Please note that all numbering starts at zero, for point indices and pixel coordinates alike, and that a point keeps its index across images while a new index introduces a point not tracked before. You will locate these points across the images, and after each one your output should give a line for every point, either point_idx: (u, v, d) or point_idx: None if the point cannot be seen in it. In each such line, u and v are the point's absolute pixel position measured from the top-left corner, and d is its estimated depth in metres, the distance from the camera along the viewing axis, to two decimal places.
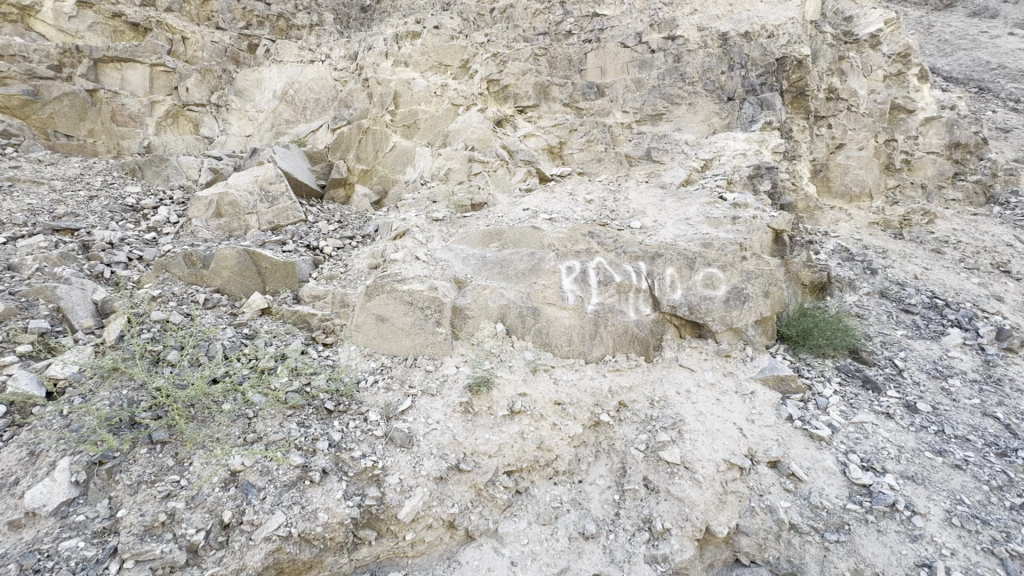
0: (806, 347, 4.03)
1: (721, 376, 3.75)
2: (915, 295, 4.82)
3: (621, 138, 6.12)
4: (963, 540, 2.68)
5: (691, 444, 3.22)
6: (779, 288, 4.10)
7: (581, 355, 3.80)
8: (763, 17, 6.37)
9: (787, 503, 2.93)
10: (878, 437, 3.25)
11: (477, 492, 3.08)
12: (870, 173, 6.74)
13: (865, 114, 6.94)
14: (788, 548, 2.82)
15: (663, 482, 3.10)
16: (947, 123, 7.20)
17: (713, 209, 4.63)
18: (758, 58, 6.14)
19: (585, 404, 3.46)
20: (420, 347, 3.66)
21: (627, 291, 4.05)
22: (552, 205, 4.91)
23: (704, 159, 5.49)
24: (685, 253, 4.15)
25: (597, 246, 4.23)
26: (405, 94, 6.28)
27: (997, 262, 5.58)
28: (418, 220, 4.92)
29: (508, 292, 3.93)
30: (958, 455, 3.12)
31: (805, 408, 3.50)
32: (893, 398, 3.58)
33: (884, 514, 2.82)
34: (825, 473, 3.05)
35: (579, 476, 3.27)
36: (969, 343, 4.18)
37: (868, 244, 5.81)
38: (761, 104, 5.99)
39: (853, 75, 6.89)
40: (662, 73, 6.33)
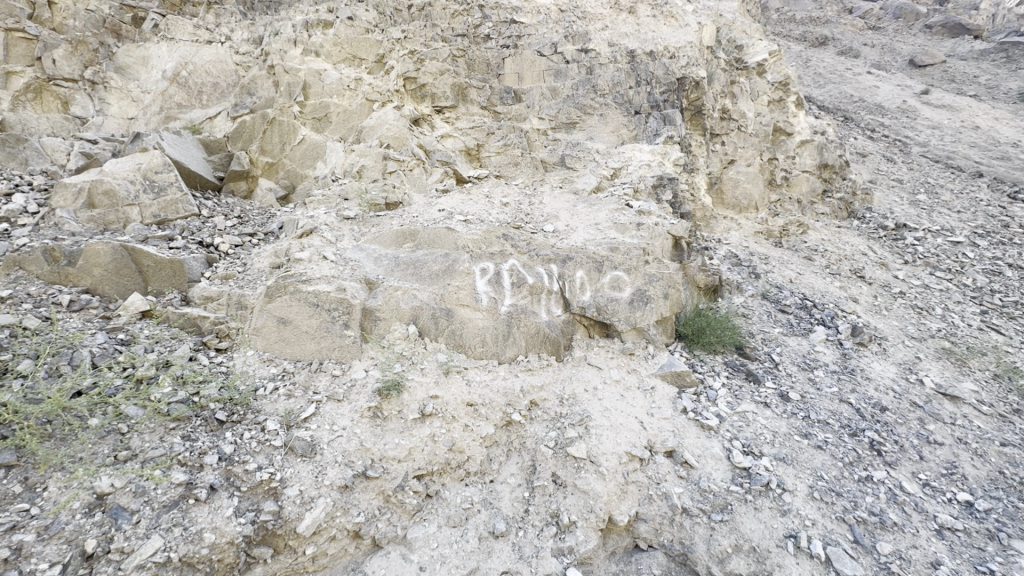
0: (699, 345, 4.40)
1: (626, 373, 3.98)
2: (789, 296, 5.44)
3: (537, 143, 6.27)
4: (822, 511, 3.05)
5: (596, 438, 3.37)
6: (678, 290, 4.41)
7: (494, 356, 3.85)
8: (665, 39, 6.95)
9: (680, 489, 3.17)
10: (757, 425, 3.62)
11: (386, 499, 3.01)
12: (756, 187, 7.50)
13: (753, 134, 7.73)
14: (681, 530, 3.03)
15: (570, 476, 3.21)
16: (818, 146, 8.20)
17: (621, 216, 4.91)
18: (661, 77, 6.64)
19: (497, 404, 3.51)
20: (327, 351, 3.50)
21: (539, 293, 4.16)
22: (468, 206, 4.93)
23: (613, 168, 5.81)
24: (594, 256, 4.35)
25: (511, 249, 4.31)
26: (315, 85, 5.94)
27: (855, 268, 6.44)
28: (328, 218, 4.72)
29: (421, 293, 3.88)
30: (819, 437, 3.56)
31: (697, 401, 3.81)
32: (770, 388, 4.01)
33: (760, 493, 3.14)
34: (713, 459, 3.33)
35: (490, 476, 3.30)
36: (831, 339, 4.80)
37: (753, 251, 6.46)
38: (665, 118, 6.43)
39: (741, 98, 7.70)
40: (576, 83, 6.61)
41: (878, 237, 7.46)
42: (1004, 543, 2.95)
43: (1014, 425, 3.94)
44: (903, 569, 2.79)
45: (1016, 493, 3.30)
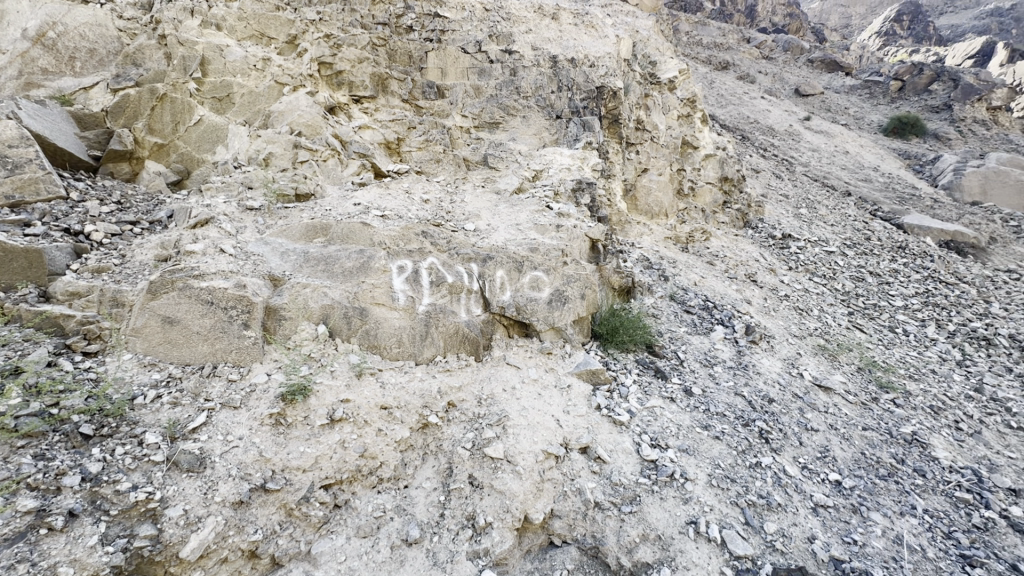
0: (614, 344, 4.58)
1: (544, 372, 4.03)
2: (694, 298, 5.85)
3: (459, 141, 6.21)
4: (718, 497, 3.28)
5: (513, 438, 3.38)
6: (593, 291, 4.59)
7: (411, 356, 3.73)
8: (586, 48, 7.26)
9: (592, 484, 3.26)
10: (663, 418, 3.83)
11: (288, 513, 2.79)
12: (666, 196, 7.97)
13: (664, 145, 8.24)
14: (593, 524, 3.10)
15: (486, 477, 3.17)
16: (719, 161, 8.97)
17: (541, 217, 4.99)
18: (581, 84, 6.93)
19: (412, 407, 3.40)
20: (222, 353, 3.18)
21: (458, 292, 4.09)
22: (386, 201, 4.75)
23: (535, 170, 5.90)
24: (514, 256, 4.36)
25: (430, 246, 4.21)
26: (215, 61, 5.37)
27: (749, 273, 7.08)
28: (228, 207, 4.31)
29: (333, 292, 3.66)
30: (717, 428, 3.84)
31: (611, 397, 3.95)
32: (676, 383, 4.28)
33: (666, 483, 3.31)
34: (623, 454, 3.48)
35: (404, 481, 3.18)
36: (728, 337, 5.23)
37: (663, 255, 6.85)
38: (584, 124, 6.68)
39: (654, 111, 8.17)
40: (499, 83, 6.64)
41: (768, 245, 8.26)
42: (864, 514, 3.36)
43: (872, 411, 4.52)
44: (785, 545, 3.05)
45: (874, 470, 3.78)
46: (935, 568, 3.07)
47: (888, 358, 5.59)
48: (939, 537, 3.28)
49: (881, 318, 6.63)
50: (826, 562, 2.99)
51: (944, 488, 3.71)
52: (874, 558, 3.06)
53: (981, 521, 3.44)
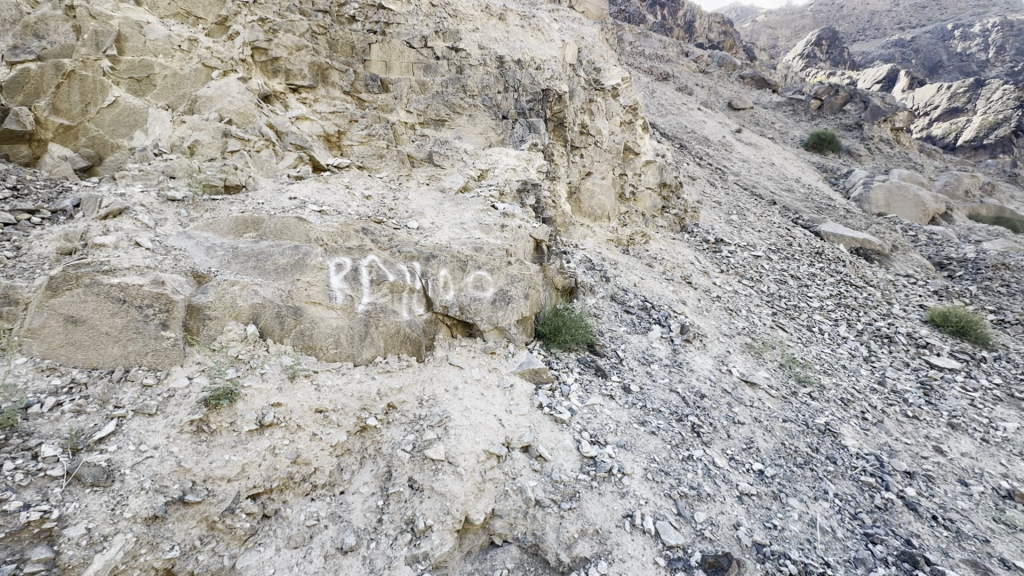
0: (556, 343, 4.65)
1: (487, 372, 4.02)
2: (633, 299, 6.05)
3: (403, 137, 6.07)
4: (654, 490, 3.40)
5: (455, 439, 3.34)
6: (536, 291, 4.64)
7: (349, 357, 3.61)
8: (532, 51, 7.38)
9: (534, 482, 3.28)
10: (603, 416, 3.93)
11: (210, 526, 2.61)
12: (608, 199, 8.18)
13: (607, 150, 8.49)
14: (533, 522, 3.12)
15: (427, 480, 3.12)
16: (658, 167, 9.37)
17: (486, 217, 4.98)
18: (527, 86, 7.03)
19: (350, 409, 3.30)
20: (136, 356, 2.91)
21: (400, 291, 4.00)
22: (324, 196, 4.56)
23: (480, 170, 5.88)
24: (458, 255, 4.32)
25: (371, 244, 4.09)
26: (134, 38, 4.92)
27: (685, 275, 7.42)
28: (146, 197, 3.97)
29: (264, 290, 3.48)
30: (653, 423, 4.00)
31: (552, 396, 4.00)
32: (615, 381, 4.40)
33: (604, 479, 3.40)
34: (564, 451, 3.53)
35: (341, 487, 3.07)
36: (664, 336, 5.45)
37: (605, 256, 7.03)
38: (530, 126, 6.82)
39: (598, 116, 8.41)
40: (445, 80, 6.57)
41: (702, 249, 8.70)
42: (783, 500, 3.60)
43: (792, 404, 4.87)
44: (713, 533, 3.20)
45: (792, 459, 4.06)
46: (843, 547, 3.33)
47: (806, 355, 6.05)
48: (846, 518, 3.58)
49: (800, 318, 7.17)
50: (749, 547, 3.17)
51: (852, 473, 4.06)
52: (792, 541, 3.29)
53: (882, 502, 3.79)
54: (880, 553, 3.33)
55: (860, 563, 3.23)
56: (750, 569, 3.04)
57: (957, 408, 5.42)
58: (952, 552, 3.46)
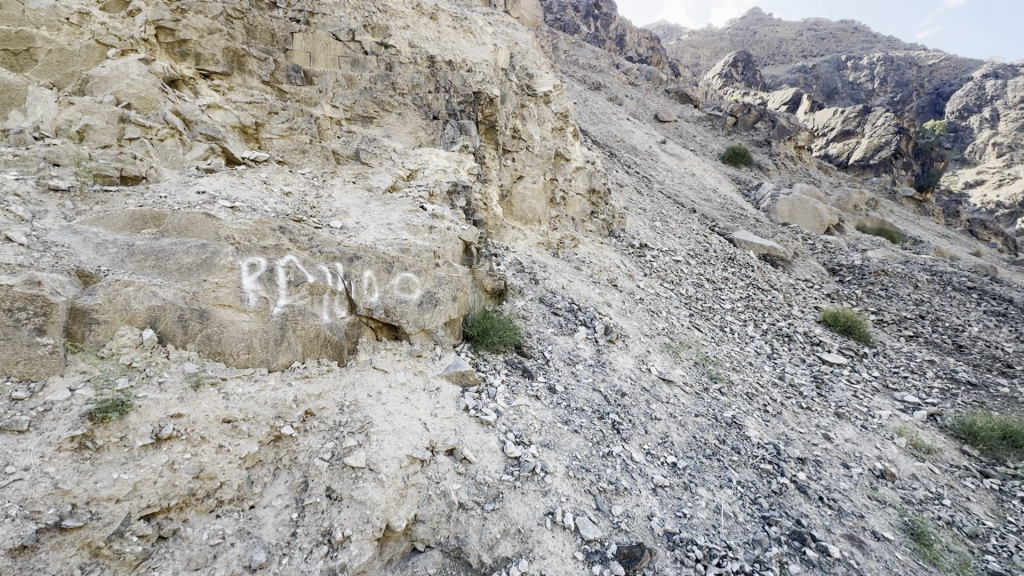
0: (484, 345, 4.67)
1: (412, 375, 3.96)
2: (561, 301, 6.21)
3: (329, 132, 5.82)
4: (574, 487, 3.51)
5: (377, 445, 3.26)
6: (465, 293, 4.63)
7: (262, 363, 3.42)
8: (463, 53, 7.40)
9: (457, 485, 3.28)
10: (528, 416, 4.01)
11: (93, 552, 2.37)
12: (539, 203, 8.33)
13: (538, 155, 8.68)
14: (456, 525, 3.11)
15: (346, 488, 3.01)
16: (587, 174, 9.72)
17: (414, 217, 4.93)
18: (459, 87, 7.05)
19: (263, 418, 3.12)
20: (4, 367, 2.56)
21: (320, 293, 3.85)
22: (237, 191, 4.30)
23: (410, 169, 5.78)
24: (383, 256, 4.22)
25: (289, 243, 3.91)
26: (9, 5, 4.37)
27: (611, 278, 7.73)
28: (21, 184, 3.50)
29: (163, 291, 3.20)
30: (576, 422, 4.13)
31: (479, 398, 4.02)
32: (541, 382, 4.50)
33: (527, 478, 3.45)
34: (489, 453, 3.56)
35: (250, 501, 2.89)
36: (590, 336, 5.65)
37: (535, 259, 7.14)
38: (460, 128, 6.84)
39: (530, 121, 8.59)
40: (374, 76, 6.40)
41: (628, 253, 9.08)
42: (693, 490, 3.85)
43: (704, 399, 5.23)
44: (629, 525, 3.36)
45: (702, 451, 4.36)
46: (743, 530, 3.62)
47: (718, 353, 6.51)
48: (747, 502, 3.90)
49: (714, 318, 7.72)
50: (660, 536, 3.36)
51: (753, 461, 4.42)
52: (698, 528, 3.52)
53: (778, 487, 4.17)
54: (774, 533, 3.65)
55: (758, 543, 3.53)
56: (662, 557, 3.22)
57: (842, 399, 6.08)
58: (834, 528, 3.88)
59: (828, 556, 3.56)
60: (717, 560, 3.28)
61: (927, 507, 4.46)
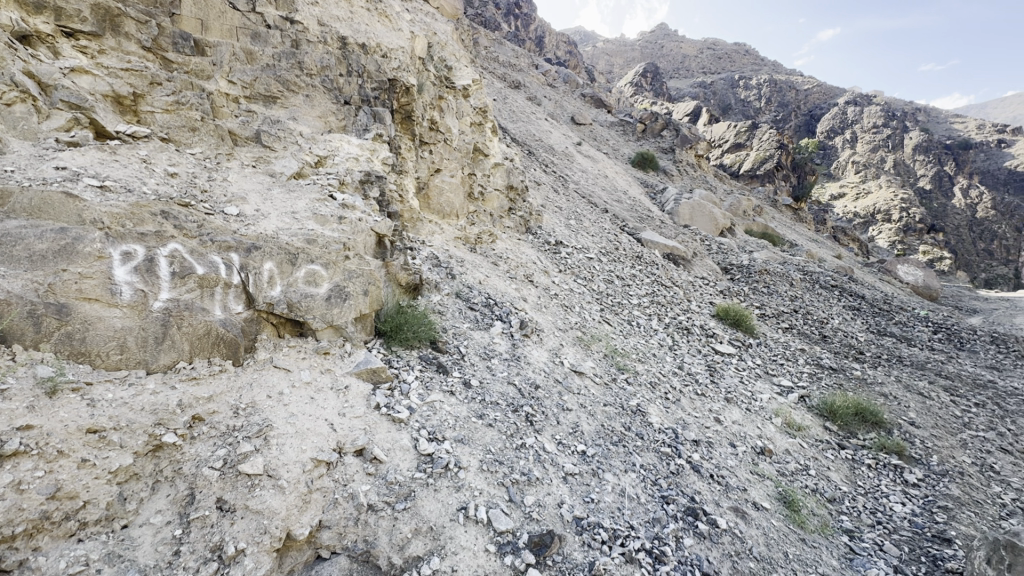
0: (397, 341, 4.53)
1: (318, 374, 3.74)
2: (477, 296, 6.20)
3: (223, 110, 5.29)
4: (488, 480, 3.52)
5: (277, 449, 3.04)
6: (377, 287, 4.46)
7: (139, 365, 3.07)
8: (378, 37, 7.10)
9: (367, 487, 3.15)
10: (442, 412, 3.96)
11: None
12: (457, 197, 8.25)
13: (456, 149, 8.61)
14: (365, 528, 2.98)
15: (240, 498, 2.76)
16: (505, 171, 9.81)
17: (322, 207, 4.65)
18: (372, 73, 6.77)
19: (139, 426, 2.79)
20: None
21: (211, 286, 3.50)
22: (109, 169, 3.77)
23: (318, 156, 5.45)
24: (287, 247, 3.94)
25: (174, 230, 3.51)
26: None
27: (528, 274, 7.86)
28: None
29: (8, 282, 2.76)
30: (490, 416, 4.16)
31: (391, 395, 3.89)
32: (456, 377, 4.46)
33: (440, 474, 3.41)
34: (401, 451, 3.46)
35: (122, 521, 2.56)
36: (505, 331, 5.71)
37: (452, 254, 7.05)
38: (374, 115, 6.57)
39: (447, 114, 8.48)
40: (277, 53, 5.93)
41: (544, 249, 9.29)
42: (600, 476, 4.04)
43: (612, 389, 5.51)
44: (540, 513, 3.43)
45: (609, 438, 4.59)
46: (645, 510, 3.86)
47: (625, 346, 6.89)
48: (649, 484, 4.16)
49: (623, 313, 8.16)
50: (570, 522, 3.48)
51: (654, 445, 4.73)
52: (605, 511, 3.70)
53: (675, 468, 4.51)
54: (672, 510, 3.93)
55: (657, 521, 3.79)
56: (571, 542, 3.33)
57: (731, 385, 6.73)
58: (722, 502, 4.27)
59: (717, 528, 3.91)
60: (620, 540, 3.46)
61: (797, 478, 5.07)
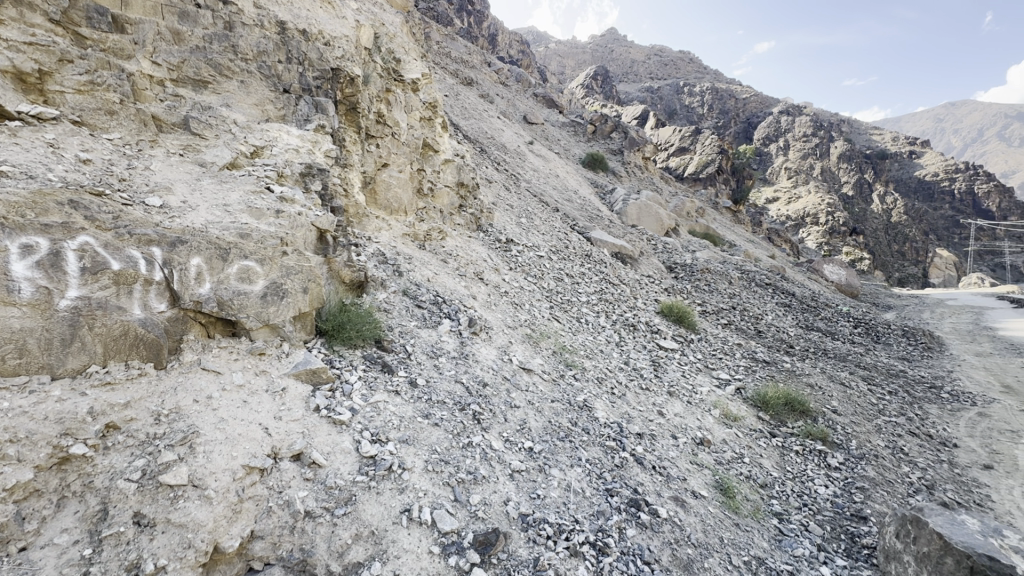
0: (339, 340, 4.37)
1: (252, 376, 3.54)
2: (425, 293, 6.08)
3: (146, 93, 4.90)
4: (433, 481, 3.46)
5: (204, 457, 2.84)
6: (318, 285, 4.27)
7: (43, 369, 2.79)
8: (321, 24, 6.82)
9: (304, 493, 3.01)
10: (387, 412, 3.85)
11: None
12: (405, 193, 8.08)
13: (404, 144, 8.43)
14: (301, 536, 2.85)
15: (160, 512, 2.56)
16: (455, 167, 9.71)
17: (257, 199, 4.41)
18: (314, 61, 6.47)
19: (42, 438, 2.53)
20: None
21: (129, 283, 3.22)
22: (8, 153, 3.39)
23: (254, 146, 5.15)
24: (217, 241, 3.69)
25: (85, 222, 3.21)
26: None
27: (478, 272, 7.81)
28: None
29: None
30: (436, 415, 4.09)
31: (331, 397, 3.74)
32: (402, 376, 4.36)
33: (383, 477, 3.32)
34: (341, 454, 3.33)
35: (20, 543, 2.31)
36: (453, 329, 5.64)
37: (399, 250, 6.88)
38: (316, 106, 6.29)
39: (395, 107, 8.28)
40: (208, 35, 5.56)
41: (495, 247, 9.27)
42: (546, 472, 4.07)
43: (559, 386, 5.57)
44: (486, 512, 3.42)
45: (556, 434, 4.63)
46: (590, 503, 3.93)
47: (574, 343, 6.99)
48: (594, 478, 4.24)
49: (572, 310, 8.29)
50: (515, 519, 3.48)
51: (600, 440, 4.83)
52: (550, 506, 3.73)
53: (620, 461, 4.62)
54: (615, 502, 4.03)
55: (601, 514, 3.86)
56: (516, 539, 3.33)
57: (674, 379, 6.99)
58: (663, 492, 4.42)
59: (658, 517, 4.04)
60: (565, 534, 3.50)
61: (733, 466, 5.33)
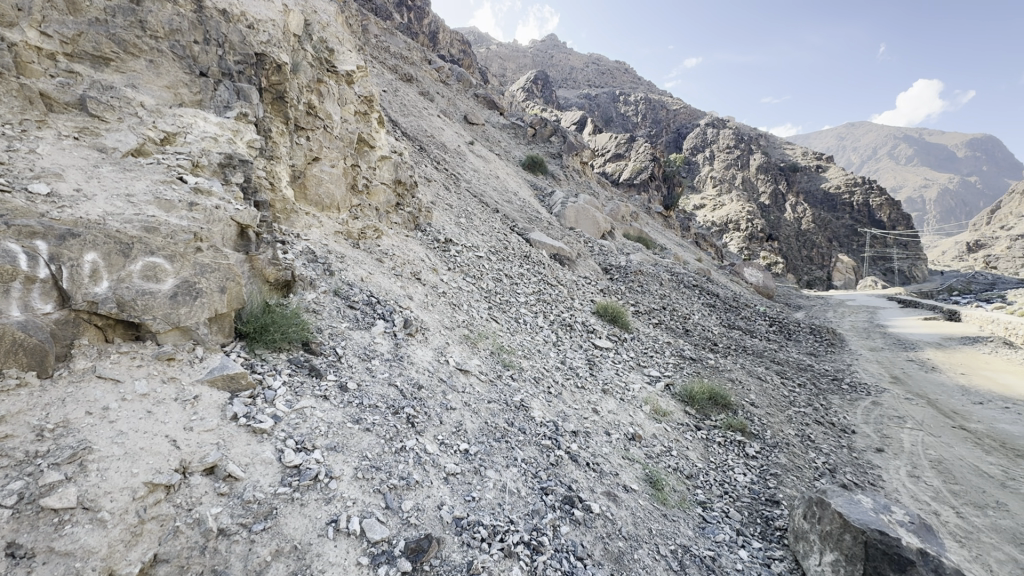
0: (261, 344, 4.10)
1: (159, 384, 3.22)
2: (358, 293, 5.85)
3: (32, 66, 4.33)
4: (362, 488, 3.32)
5: (97, 476, 2.55)
6: (237, 284, 3.98)
7: None
8: (244, 5, 6.38)
9: (218, 509, 2.76)
10: (313, 419, 3.65)
11: None
12: (338, 189, 7.73)
13: (337, 137, 8.09)
14: (213, 556, 2.59)
15: (42, 540, 2.25)
16: (392, 164, 9.44)
17: (167, 190, 4.05)
18: (236, 44, 6.03)
19: None
20: None
21: (5, 281, 2.82)
22: None
23: (165, 131, 4.71)
24: (117, 235, 3.34)
25: None
26: None
27: (415, 272, 7.63)
28: None
29: None
30: (368, 420, 3.93)
31: (251, 404, 3.49)
32: (331, 381, 4.15)
33: (308, 487, 3.13)
34: (261, 465, 3.12)
35: None
36: (388, 331, 5.46)
37: (330, 248, 6.57)
38: (237, 92, 5.87)
39: (327, 99, 7.94)
40: (111, 8, 5.07)
41: (433, 247, 9.11)
42: (482, 474, 4.03)
43: (496, 386, 5.56)
44: (418, 518, 3.32)
45: (492, 435, 4.61)
46: (525, 502, 3.95)
47: (512, 343, 7.01)
48: (529, 477, 4.26)
49: (511, 310, 8.32)
50: (449, 523, 3.41)
51: (536, 439, 4.87)
52: (485, 508, 3.70)
53: (555, 459, 4.68)
54: (550, 501, 4.07)
55: (536, 513, 3.88)
56: (449, 544, 3.26)
57: (608, 377, 7.21)
58: (596, 488, 4.52)
59: (591, 513, 4.13)
60: (500, 536, 3.49)
61: (662, 459, 5.57)
